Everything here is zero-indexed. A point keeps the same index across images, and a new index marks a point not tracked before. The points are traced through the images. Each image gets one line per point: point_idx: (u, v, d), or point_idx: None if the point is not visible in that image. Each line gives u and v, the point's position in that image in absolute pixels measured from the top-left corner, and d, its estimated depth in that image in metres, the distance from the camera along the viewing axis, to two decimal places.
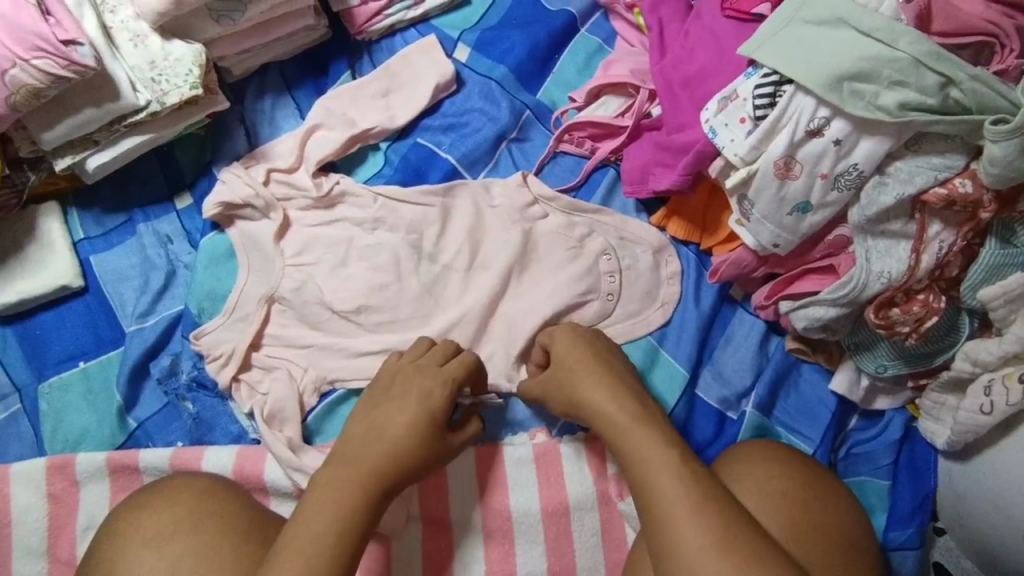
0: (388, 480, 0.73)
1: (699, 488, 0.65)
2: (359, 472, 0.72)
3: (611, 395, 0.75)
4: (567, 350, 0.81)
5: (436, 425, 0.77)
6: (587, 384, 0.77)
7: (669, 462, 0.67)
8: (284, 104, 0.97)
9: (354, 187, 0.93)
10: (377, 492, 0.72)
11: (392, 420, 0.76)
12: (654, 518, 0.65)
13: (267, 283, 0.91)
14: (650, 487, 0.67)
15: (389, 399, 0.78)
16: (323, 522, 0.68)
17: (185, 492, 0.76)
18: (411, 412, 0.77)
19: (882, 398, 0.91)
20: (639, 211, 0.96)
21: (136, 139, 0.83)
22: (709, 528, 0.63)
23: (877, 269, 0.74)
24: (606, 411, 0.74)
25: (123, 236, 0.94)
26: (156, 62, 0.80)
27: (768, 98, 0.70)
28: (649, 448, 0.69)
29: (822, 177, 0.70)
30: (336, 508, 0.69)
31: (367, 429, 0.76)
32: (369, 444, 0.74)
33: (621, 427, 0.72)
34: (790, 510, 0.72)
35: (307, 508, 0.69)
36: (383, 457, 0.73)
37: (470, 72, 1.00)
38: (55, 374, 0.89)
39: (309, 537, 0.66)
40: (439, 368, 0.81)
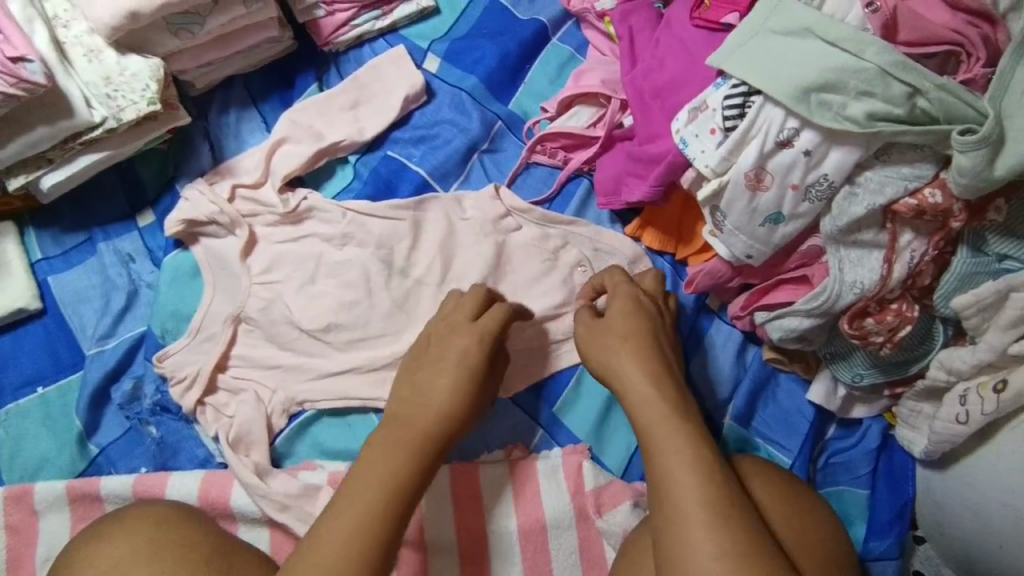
0: (432, 452, 0.72)
1: (720, 492, 0.65)
2: (407, 438, 0.71)
3: (647, 376, 0.74)
4: (614, 318, 0.80)
5: (473, 378, 0.77)
6: (624, 364, 0.76)
7: (694, 460, 0.67)
8: (249, 117, 0.95)
9: (323, 202, 0.91)
10: (423, 458, 0.70)
11: (433, 382, 0.76)
12: (670, 510, 0.65)
13: (233, 303, 0.89)
14: (669, 479, 0.66)
15: (427, 364, 0.78)
16: (364, 503, 0.66)
17: (143, 522, 0.73)
18: (451, 373, 0.76)
19: (859, 406, 0.90)
20: (613, 222, 0.95)
21: (93, 156, 0.80)
22: (726, 533, 0.62)
23: (850, 279, 0.73)
24: (638, 394, 0.74)
25: (83, 255, 0.91)
26: (112, 77, 0.78)
27: (737, 109, 0.69)
28: (678, 440, 0.68)
29: (793, 188, 0.70)
30: (380, 484, 0.67)
31: (411, 394, 0.76)
32: (413, 409, 0.74)
33: (654, 413, 0.71)
34: (783, 517, 0.72)
35: (351, 484, 0.67)
36: (429, 419, 0.73)
37: (440, 83, 0.98)
38: (12, 401, 0.86)
39: (349, 518, 0.64)
40: (471, 324, 0.80)
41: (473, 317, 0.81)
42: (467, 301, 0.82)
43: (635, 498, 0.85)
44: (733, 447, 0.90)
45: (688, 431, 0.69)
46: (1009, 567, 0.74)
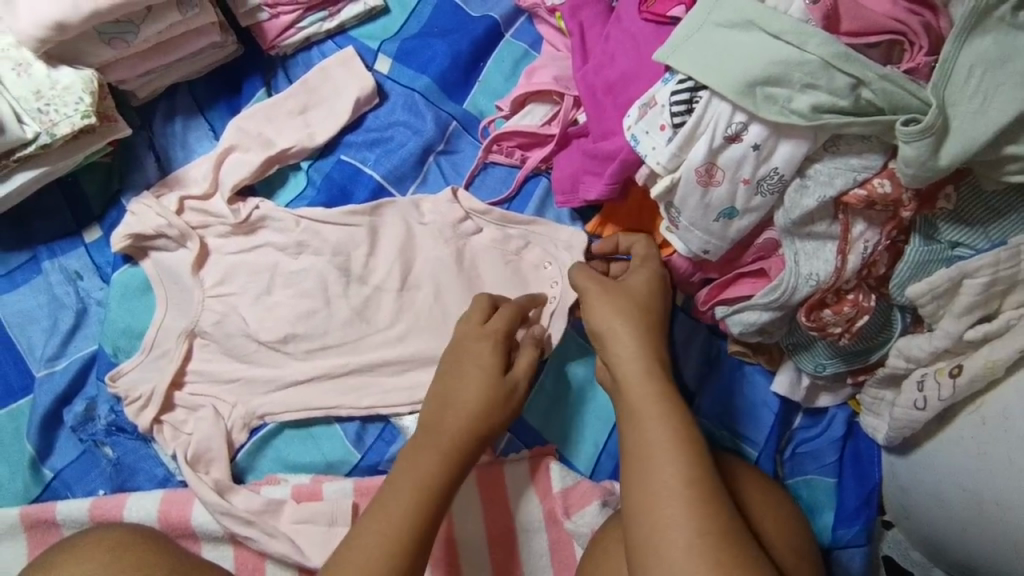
0: (462, 459, 0.74)
1: (702, 475, 0.64)
2: (441, 440, 0.74)
3: (645, 356, 0.73)
4: (619, 292, 0.78)
5: (495, 379, 0.78)
6: (625, 338, 0.74)
7: (681, 440, 0.66)
8: (196, 126, 0.93)
9: (276, 211, 0.89)
10: (456, 458, 0.74)
11: (459, 387, 0.78)
12: (648, 486, 0.64)
13: (186, 318, 0.87)
14: (650, 453, 0.66)
15: (449, 371, 0.79)
16: (399, 510, 0.69)
17: (97, 548, 0.70)
18: (477, 377, 0.78)
19: (825, 395, 0.90)
20: (573, 219, 0.94)
21: (30, 172, 0.77)
22: (703, 516, 0.61)
23: (805, 272, 0.73)
24: (626, 367, 0.72)
25: (28, 275, 0.88)
26: (42, 91, 0.74)
27: (685, 104, 0.68)
28: (669, 421, 0.67)
29: (744, 183, 0.69)
30: (414, 489, 0.70)
31: (438, 402, 0.78)
32: (444, 417, 0.76)
33: (646, 393, 0.70)
34: (754, 505, 0.72)
35: (388, 490, 0.71)
36: (456, 429, 0.75)
37: (392, 84, 0.96)
38: None
39: (381, 518, 0.68)
40: (482, 327, 0.81)
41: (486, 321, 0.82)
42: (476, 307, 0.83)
43: (604, 497, 0.85)
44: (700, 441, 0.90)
45: (678, 412, 0.68)
46: (974, 551, 0.75)
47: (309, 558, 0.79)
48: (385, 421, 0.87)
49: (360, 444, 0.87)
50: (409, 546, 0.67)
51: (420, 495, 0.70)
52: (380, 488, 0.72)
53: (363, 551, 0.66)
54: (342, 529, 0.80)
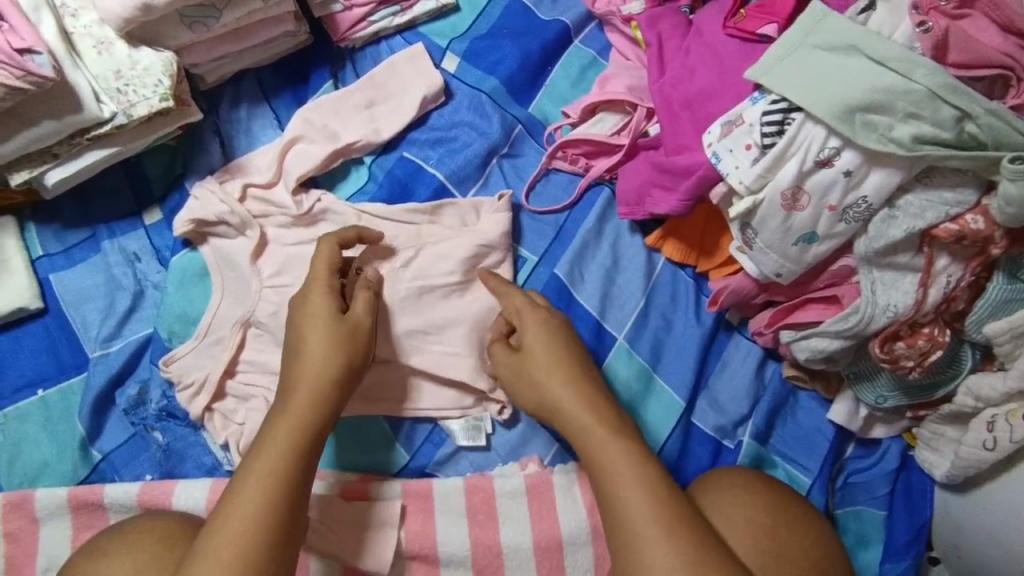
0: (318, 415, 0.72)
1: (667, 506, 0.69)
2: (297, 409, 0.71)
3: (586, 403, 0.75)
4: (538, 346, 0.79)
5: (342, 321, 0.76)
6: (557, 387, 0.77)
7: (640, 477, 0.70)
8: (261, 114, 0.92)
9: (338, 205, 0.89)
10: (325, 402, 0.72)
11: (303, 346, 0.74)
12: (621, 529, 0.69)
13: (242, 307, 0.86)
14: (616, 496, 0.70)
15: (306, 323, 0.76)
16: (252, 494, 0.65)
17: (146, 540, 0.70)
18: (322, 333, 0.75)
19: (880, 426, 0.89)
20: (633, 232, 0.94)
21: (100, 152, 0.76)
22: (679, 547, 0.66)
23: (882, 302, 0.71)
24: (572, 412, 0.75)
25: (86, 253, 0.88)
26: (122, 70, 0.72)
27: (776, 126, 0.66)
28: (621, 466, 0.71)
29: (829, 209, 0.68)
30: (268, 470, 0.67)
31: (286, 372, 0.74)
32: (293, 374, 0.73)
33: (599, 439, 0.73)
34: (752, 522, 0.75)
35: (238, 478, 0.67)
36: (308, 390, 0.72)
37: (458, 83, 0.95)
38: (11, 404, 0.83)
39: (261, 484, 0.66)
40: (331, 270, 0.79)
41: (332, 287, 0.78)
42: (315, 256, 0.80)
43: None
44: (750, 465, 0.89)
45: (634, 452, 0.72)
46: None
47: (359, 560, 0.80)
48: (433, 424, 0.90)
49: (410, 444, 0.89)
50: (276, 521, 0.65)
51: (275, 468, 0.67)
52: (232, 478, 0.68)
53: (225, 543, 0.63)
54: (389, 532, 0.82)
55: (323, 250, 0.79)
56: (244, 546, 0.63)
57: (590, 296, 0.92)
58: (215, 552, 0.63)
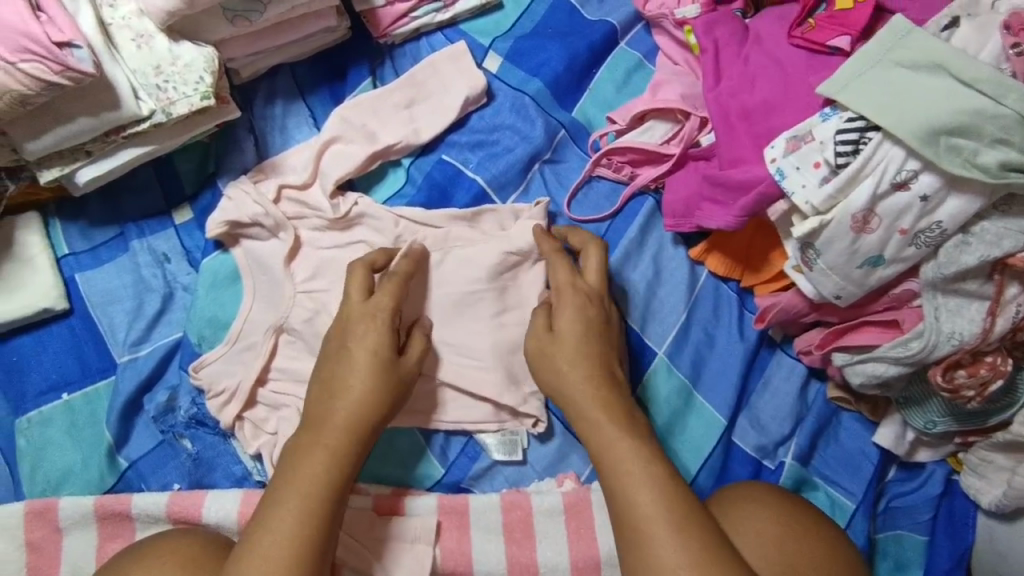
0: (354, 439, 0.71)
1: (677, 506, 0.67)
2: (332, 437, 0.70)
3: (597, 393, 0.74)
4: (569, 330, 0.76)
5: (383, 348, 0.75)
6: (572, 376, 0.75)
7: (650, 475, 0.68)
8: (296, 111, 0.88)
9: (375, 208, 0.85)
10: (361, 427, 0.72)
11: (342, 375, 0.73)
12: (629, 528, 0.67)
13: (275, 313, 0.83)
14: (626, 494, 0.68)
15: (348, 347, 0.75)
16: (285, 524, 0.65)
17: (171, 561, 0.68)
18: (368, 364, 0.73)
19: (924, 450, 0.87)
20: (676, 244, 0.91)
21: (135, 150, 0.72)
22: (688, 548, 0.65)
23: (947, 329, 0.69)
24: (585, 404, 0.73)
25: (113, 252, 0.84)
26: (162, 66, 0.69)
27: (851, 145, 0.64)
28: (631, 462, 0.69)
29: (900, 233, 0.65)
30: (300, 498, 0.67)
31: (319, 399, 0.73)
32: (326, 402, 0.72)
33: (608, 437, 0.71)
34: (759, 532, 0.73)
35: (268, 507, 0.67)
36: (346, 417, 0.71)
37: (500, 84, 0.92)
38: (35, 408, 0.80)
39: (293, 506, 0.66)
40: (363, 304, 0.77)
41: (394, 319, 0.77)
42: (349, 289, 0.78)
43: None
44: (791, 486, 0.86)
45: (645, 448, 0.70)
46: None
47: None
48: (468, 437, 0.87)
49: (444, 458, 0.87)
50: (310, 549, 0.65)
51: (306, 497, 0.67)
52: (258, 506, 0.68)
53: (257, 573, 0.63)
54: (424, 548, 0.79)
55: (352, 301, 0.77)
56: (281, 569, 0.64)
57: (631, 309, 0.89)
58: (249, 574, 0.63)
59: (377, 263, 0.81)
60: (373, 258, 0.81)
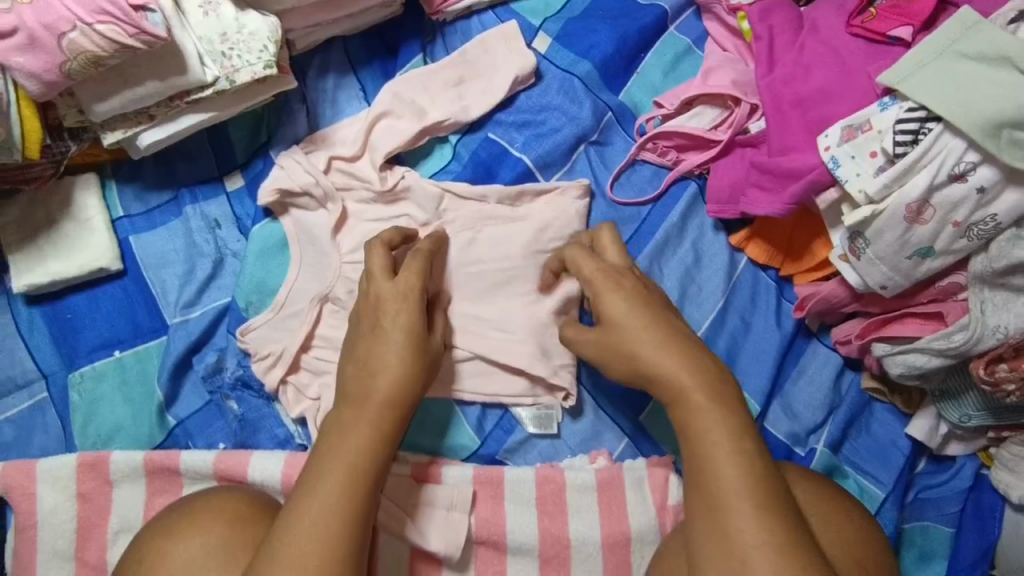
0: (393, 415, 0.69)
1: (762, 479, 0.60)
2: (375, 413, 0.68)
3: (672, 352, 0.67)
4: (622, 298, 0.71)
5: (417, 326, 0.74)
6: (644, 338, 0.68)
7: (736, 440, 0.62)
8: (348, 85, 0.90)
9: (422, 182, 0.87)
10: (405, 402, 0.70)
11: (380, 353, 0.71)
12: (710, 500, 0.60)
13: (320, 282, 0.85)
14: (707, 460, 0.61)
15: (380, 325, 0.74)
16: (332, 494, 0.63)
17: (218, 519, 0.68)
18: (403, 338, 0.72)
19: (955, 444, 0.88)
20: (717, 230, 0.91)
21: (196, 116, 0.74)
22: (769, 521, 0.58)
23: (992, 323, 0.70)
24: (658, 366, 0.66)
25: (166, 217, 0.86)
26: (228, 33, 0.70)
27: (910, 135, 0.65)
28: (713, 427, 0.62)
29: (953, 225, 0.66)
30: (344, 469, 0.65)
31: (361, 376, 0.70)
32: (366, 378, 0.70)
33: (693, 400, 0.64)
34: None
35: (312, 475, 0.64)
36: (383, 392, 0.69)
37: (549, 65, 0.93)
38: (87, 364, 0.82)
39: (337, 470, 0.64)
40: (391, 284, 0.76)
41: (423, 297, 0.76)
42: (372, 265, 0.78)
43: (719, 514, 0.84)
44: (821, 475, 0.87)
45: (731, 410, 0.64)
46: None
47: (429, 542, 0.79)
48: (504, 410, 0.88)
49: (480, 430, 0.88)
50: (357, 518, 0.63)
51: (351, 471, 0.65)
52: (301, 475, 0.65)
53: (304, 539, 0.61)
54: (459, 516, 0.81)
55: (376, 278, 0.77)
56: (326, 537, 0.61)
57: (668, 292, 0.89)
58: (292, 537, 0.61)
59: (393, 243, 0.81)
60: (390, 237, 0.81)
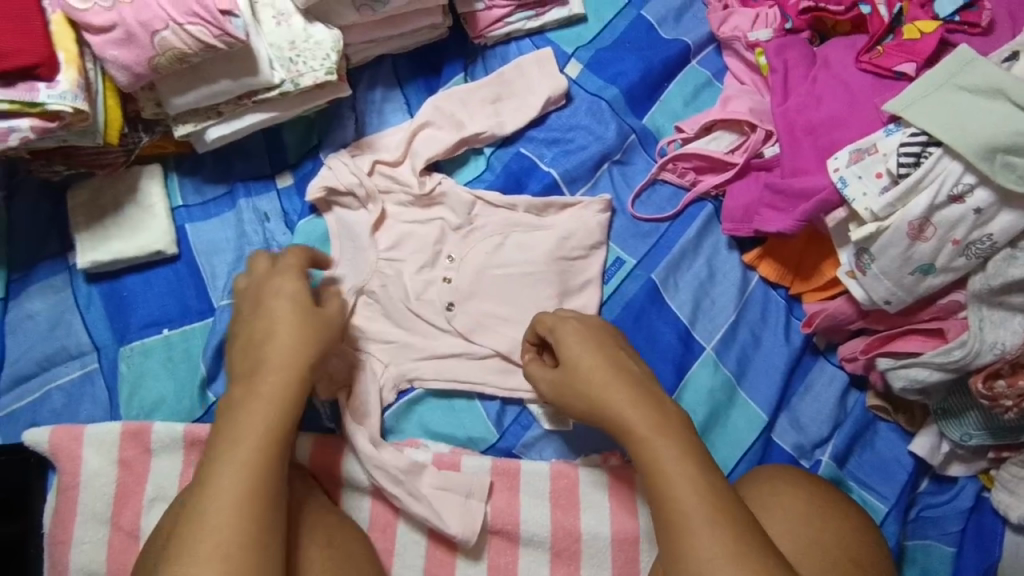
0: (291, 397, 0.69)
1: (716, 496, 0.64)
2: (263, 396, 0.68)
3: (617, 385, 0.72)
4: (570, 336, 0.77)
5: (302, 304, 0.75)
6: (585, 371, 0.74)
7: (682, 463, 0.67)
8: (394, 98, 0.98)
9: (457, 189, 0.93)
10: (290, 377, 0.70)
11: (266, 333, 0.72)
12: (666, 517, 0.65)
13: (357, 276, 0.91)
14: (662, 481, 0.66)
15: (265, 305, 0.75)
16: (229, 483, 0.63)
17: None
18: (294, 317, 0.73)
19: (957, 464, 0.91)
20: (730, 248, 0.96)
21: (260, 115, 0.81)
22: (720, 530, 0.62)
23: (990, 339, 0.75)
24: (602, 395, 0.72)
25: (221, 208, 0.93)
26: (296, 42, 0.78)
27: (913, 157, 0.71)
28: (661, 452, 0.67)
29: (953, 243, 0.71)
30: (241, 458, 0.64)
31: (245, 359, 0.71)
32: (260, 361, 0.71)
33: (639, 432, 0.69)
34: (784, 508, 0.76)
35: (210, 465, 0.65)
36: (276, 374, 0.70)
37: (579, 89, 1.00)
38: (137, 339, 0.88)
39: (239, 459, 0.64)
40: (263, 266, 0.78)
41: (304, 276, 0.78)
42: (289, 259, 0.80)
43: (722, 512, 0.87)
44: None
45: (666, 435, 0.68)
46: None
47: (448, 526, 0.82)
48: (521, 407, 0.92)
49: (499, 424, 0.92)
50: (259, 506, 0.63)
51: (259, 447, 0.65)
52: (200, 465, 0.66)
53: (213, 520, 0.61)
54: (477, 504, 0.84)
55: (259, 267, 0.79)
56: (231, 526, 0.62)
57: (681, 305, 0.94)
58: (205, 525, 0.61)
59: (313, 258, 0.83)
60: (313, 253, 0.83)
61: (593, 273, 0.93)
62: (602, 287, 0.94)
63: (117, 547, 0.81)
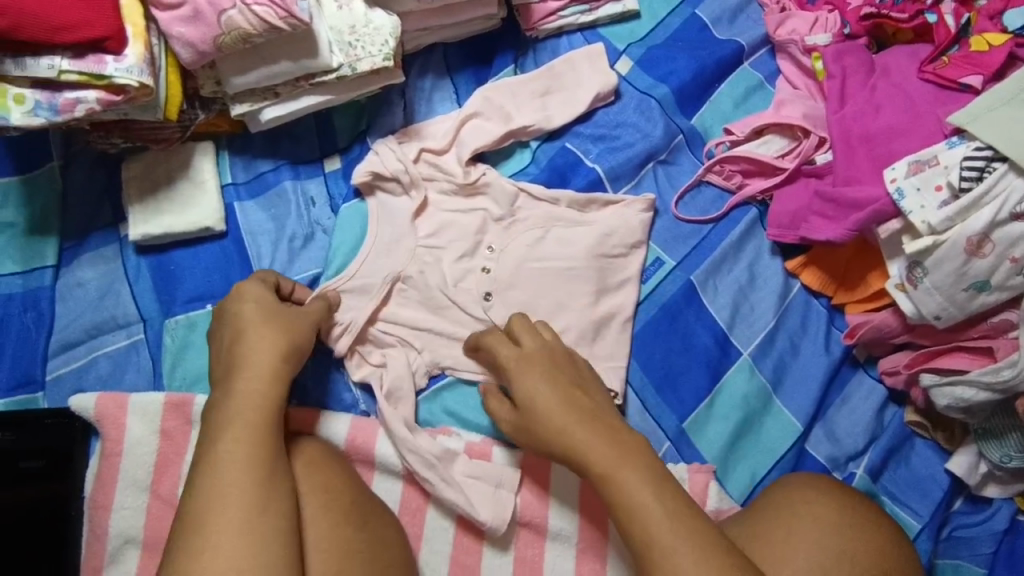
0: (263, 394, 0.71)
1: (682, 517, 0.65)
2: (238, 398, 0.71)
3: (566, 414, 0.72)
4: (522, 366, 0.78)
5: (263, 314, 0.77)
6: (535, 403, 0.74)
7: (644, 483, 0.67)
8: (443, 87, 0.98)
9: (502, 181, 0.93)
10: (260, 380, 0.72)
11: (233, 347, 0.75)
12: (640, 541, 0.65)
13: (394, 263, 0.91)
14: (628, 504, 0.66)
15: (228, 323, 0.78)
16: (214, 480, 0.66)
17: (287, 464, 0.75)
18: (255, 329, 0.76)
19: (993, 486, 0.90)
20: (773, 254, 0.95)
21: (316, 98, 0.82)
22: (691, 550, 0.63)
23: None
24: (556, 424, 0.72)
25: (268, 188, 0.94)
26: (356, 26, 0.79)
27: (976, 173, 0.72)
28: (620, 475, 0.68)
29: (1011, 261, 0.71)
30: (224, 453, 0.67)
31: (220, 364, 0.75)
32: (232, 369, 0.73)
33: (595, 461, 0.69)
34: (816, 516, 0.76)
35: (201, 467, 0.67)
36: (244, 377, 0.72)
37: (628, 86, 1.00)
38: (182, 312, 0.90)
39: (222, 457, 0.67)
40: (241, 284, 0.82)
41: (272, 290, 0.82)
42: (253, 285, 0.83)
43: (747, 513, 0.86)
44: None
45: (623, 458, 0.69)
46: None
47: (477, 512, 0.83)
48: None
49: None
50: (250, 497, 0.65)
51: (238, 440, 0.68)
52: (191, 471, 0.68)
53: (207, 517, 0.64)
54: (507, 494, 0.84)
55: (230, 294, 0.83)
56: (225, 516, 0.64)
57: (720, 310, 0.93)
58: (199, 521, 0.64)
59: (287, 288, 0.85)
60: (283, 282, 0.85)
61: (634, 271, 0.93)
62: (640, 286, 0.93)
63: (155, 515, 0.83)
